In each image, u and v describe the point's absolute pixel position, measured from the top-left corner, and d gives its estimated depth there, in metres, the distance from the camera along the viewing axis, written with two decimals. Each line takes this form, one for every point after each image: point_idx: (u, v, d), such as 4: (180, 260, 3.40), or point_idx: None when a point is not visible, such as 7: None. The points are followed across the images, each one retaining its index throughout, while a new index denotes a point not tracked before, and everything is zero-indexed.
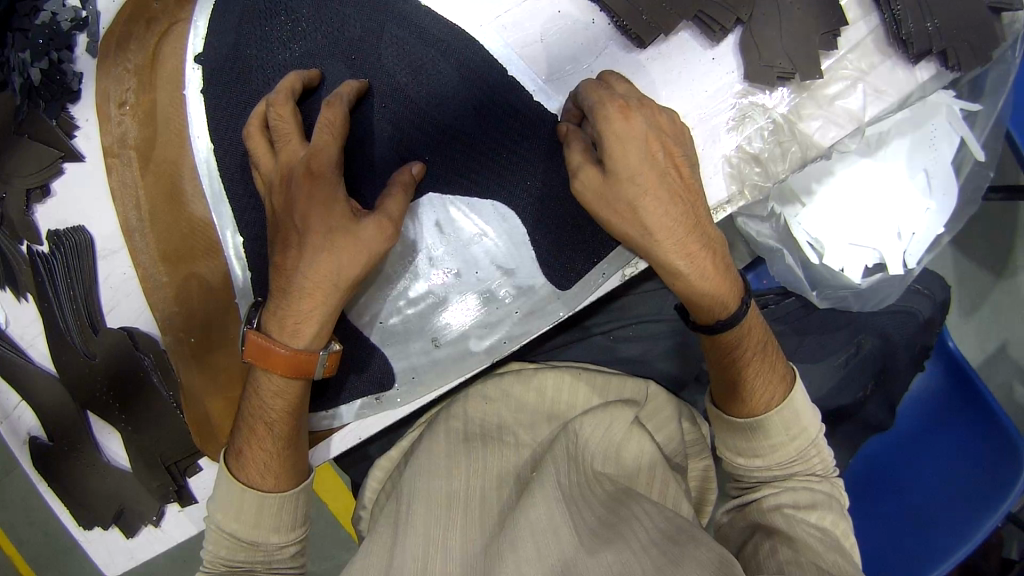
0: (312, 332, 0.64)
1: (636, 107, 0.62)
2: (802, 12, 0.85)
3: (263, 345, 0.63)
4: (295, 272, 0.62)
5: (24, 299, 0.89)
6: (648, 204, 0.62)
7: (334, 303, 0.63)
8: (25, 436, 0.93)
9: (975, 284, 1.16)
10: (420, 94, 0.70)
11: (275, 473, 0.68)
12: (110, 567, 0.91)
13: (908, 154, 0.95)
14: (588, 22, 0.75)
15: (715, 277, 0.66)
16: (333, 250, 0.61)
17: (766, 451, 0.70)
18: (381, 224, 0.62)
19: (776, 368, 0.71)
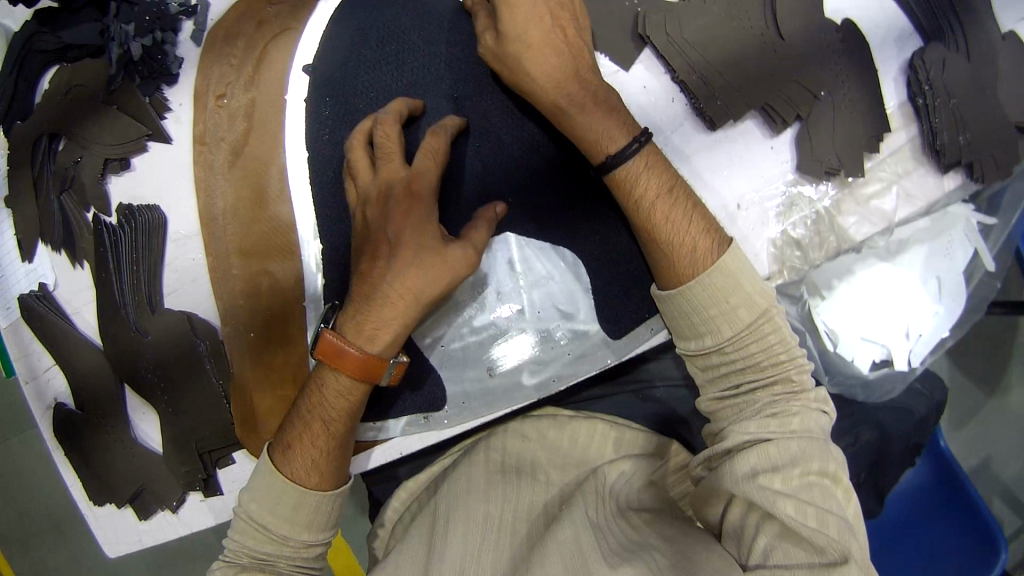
0: (386, 340, 0.68)
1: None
2: (854, 114, 0.93)
3: (336, 344, 0.67)
4: (382, 282, 0.67)
5: (79, 266, 0.90)
6: (531, 30, 0.65)
7: (412, 315, 0.67)
8: (51, 402, 0.93)
9: (971, 383, 1.23)
10: (511, 139, 0.75)
11: (320, 471, 0.70)
12: (110, 546, 0.90)
13: (924, 261, 1.01)
14: (668, 100, 0.85)
15: (615, 116, 0.69)
16: (421, 266, 0.66)
17: (712, 329, 0.66)
18: (467, 251, 0.68)
19: (709, 229, 0.68)
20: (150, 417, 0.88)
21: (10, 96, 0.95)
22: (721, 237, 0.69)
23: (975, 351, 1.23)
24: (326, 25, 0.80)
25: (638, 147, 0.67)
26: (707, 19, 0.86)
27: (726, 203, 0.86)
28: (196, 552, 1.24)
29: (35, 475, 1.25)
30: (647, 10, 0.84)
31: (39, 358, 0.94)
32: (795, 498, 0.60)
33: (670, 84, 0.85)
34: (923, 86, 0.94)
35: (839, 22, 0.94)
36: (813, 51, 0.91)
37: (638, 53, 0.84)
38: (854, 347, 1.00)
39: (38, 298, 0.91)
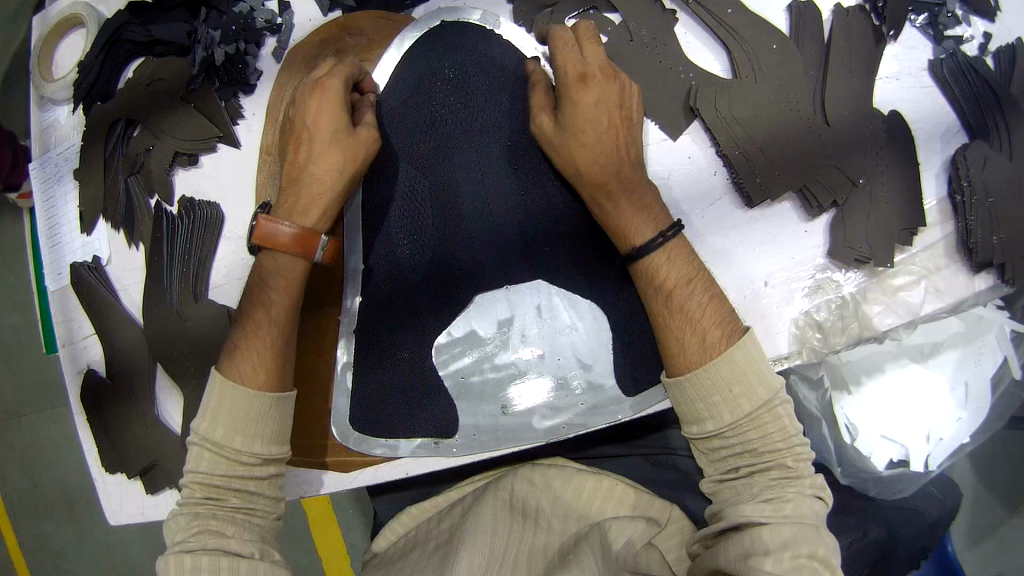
0: (316, 216, 0.73)
1: (591, 76, 0.71)
2: (889, 204, 0.95)
3: (273, 224, 0.71)
4: (304, 167, 0.73)
5: (135, 246, 0.96)
6: (589, 133, 0.71)
7: (332, 196, 0.74)
8: (84, 367, 0.99)
9: (985, 491, 1.21)
10: (556, 195, 0.79)
11: (266, 367, 0.71)
12: (114, 515, 0.94)
13: (954, 368, 1.03)
14: (711, 173, 0.88)
15: (647, 211, 0.73)
16: (331, 144, 0.73)
17: (714, 414, 0.68)
18: (371, 130, 0.75)
19: (723, 319, 0.70)
20: (176, 398, 0.93)
21: (93, 77, 0.99)
22: (737, 329, 0.70)
23: (993, 460, 1.21)
24: (396, 60, 0.84)
25: (662, 239, 0.71)
26: (757, 98, 0.90)
27: (755, 279, 0.88)
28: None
29: (51, 432, 1.30)
30: (699, 84, 0.87)
31: (80, 325, 0.99)
32: None
33: (713, 157, 0.88)
34: (963, 183, 0.96)
35: (886, 113, 0.97)
36: (854, 140, 0.95)
37: (687, 124, 0.87)
38: (874, 445, 1.02)
39: (89, 269, 0.97)
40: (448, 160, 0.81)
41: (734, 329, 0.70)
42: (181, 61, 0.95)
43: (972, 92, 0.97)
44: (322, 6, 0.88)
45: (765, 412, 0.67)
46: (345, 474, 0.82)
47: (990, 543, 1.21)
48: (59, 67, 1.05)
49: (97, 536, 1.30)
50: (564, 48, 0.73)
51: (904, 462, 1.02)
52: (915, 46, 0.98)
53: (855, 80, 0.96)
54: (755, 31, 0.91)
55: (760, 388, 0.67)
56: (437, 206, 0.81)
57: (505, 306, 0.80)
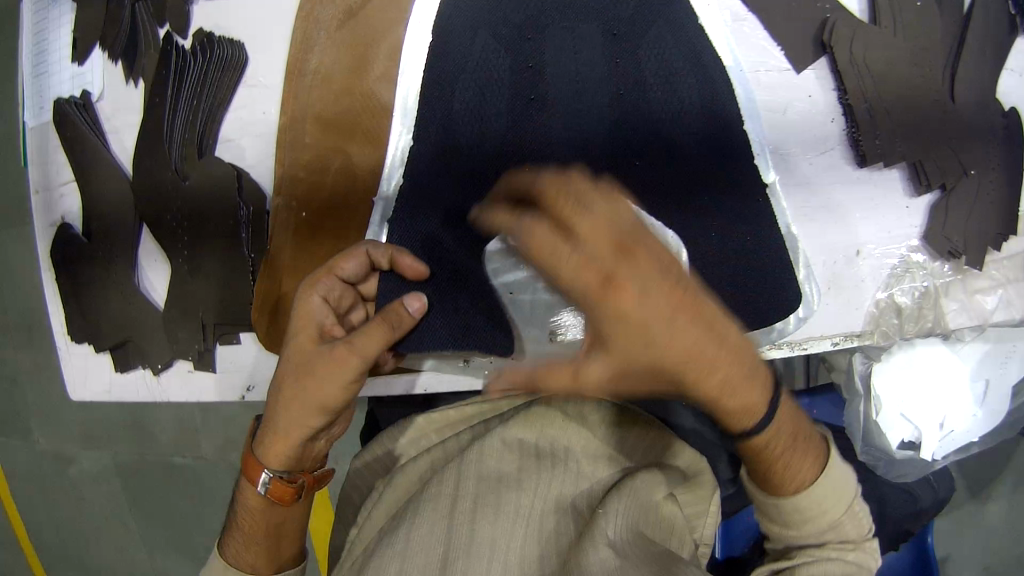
0: (268, 450, 0.59)
1: (610, 271, 0.43)
2: (995, 200, 0.83)
3: (245, 448, 0.61)
4: (269, 391, 0.60)
5: (133, 85, 0.81)
6: (639, 259, 0.43)
7: (289, 430, 0.57)
8: (57, 220, 0.85)
9: (1000, 529, 1.14)
10: (658, 103, 0.68)
11: (244, 571, 0.61)
12: (75, 390, 0.82)
13: (981, 359, 0.91)
14: (827, 120, 0.75)
15: (754, 394, 0.49)
16: (290, 370, 0.57)
17: (803, 515, 0.56)
18: (339, 354, 0.54)
19: (809, 443, 0.57)
20: (161, 264, 0.78)
21: None
22: (819, 450, 0.58)
23: (1017, 502, 1.13)
24: None
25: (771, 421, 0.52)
26: (881, 50, 0.80)
27: (848, 245, 0.76)
28: (155, 416, 1.20)
29: (27, 293, 1.20)
30: (837, 19, 0.73)
31: (59, 171, 0.86)
32: None
33: (834, 103, 0.75)
34: None
35: (1005, 108, 0.83)
36: (981, 122, 0.82)
37: (814, 59, 0.74)
38: (890, 423, 0.91)
39: (78, 106, 0.83)
40: (542, 39, 0.67)
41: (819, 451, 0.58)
42: None
43: None
44: None
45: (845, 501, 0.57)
46: None
47: None
48: None
49: (61, 403, 1.24)
50: (532, 224, 0.46)
51: (914, 446, 0.92)
52: None
53: (997, 52, 0.82)
54: None
55: (848, 485, 0.58)
56: (518, 85, 0.67)
57: None
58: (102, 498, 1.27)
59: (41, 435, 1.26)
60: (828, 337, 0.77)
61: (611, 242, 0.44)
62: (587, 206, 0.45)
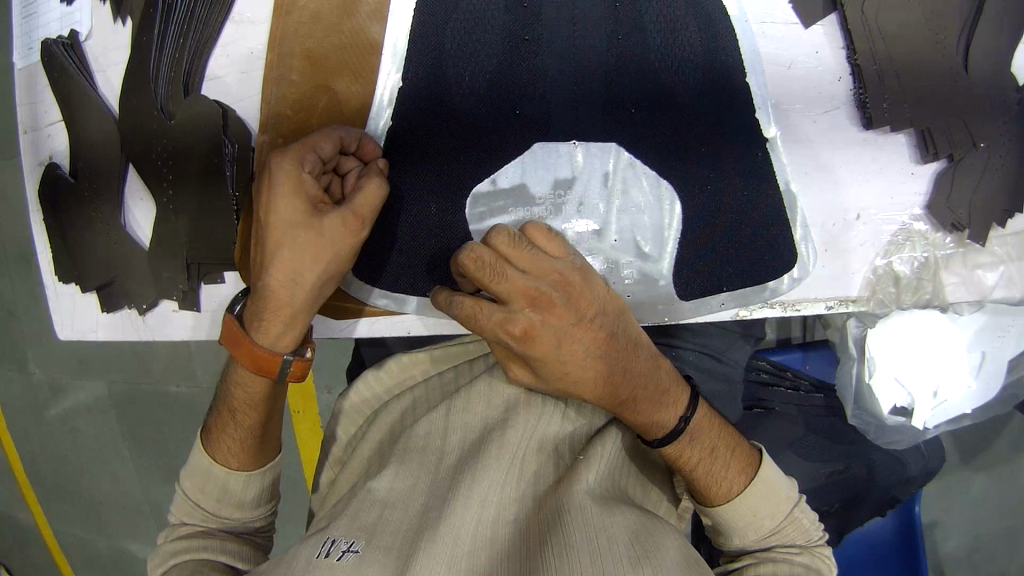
0: (279, 330, 0.59)
1: (536, 326, 0.55)
2: (1006, 172, 0.80)
3: (237, 330, 0.60)
4: (260, 274, 0.57)
5: (121, 22, 0.80)
6: (558, 312, 0.55)
7: (300, 307, 0.58)
8: (45, 159, 0.84)
9: (986, 513, 1.13)
10: (655, 48, 0.65)
11: (236, 453, 0.64)
12: (61, 329, 0.82)
13: (978, 331, 0.89)
14: (834, 78, 0.72)
15: (666, 394, 0.61)
16: (295, 246, 0.55)
17: (750, 525, 0.63)
18: (347, 220, 0.56)
19: (737, 453, 0.64)
20: (146, 204, 0.77)
21: None
22: (748, 463, 0.64)
23: (1004, 486, 1.12)
24: None
25: (686, 423, 0.62)
26: (893, 11, 0.77)
27: (846, 208, 0.74)
28: (153, 368, 1.21)
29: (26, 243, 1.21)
30: None
31: (48, 109, 0.84)
32: None
33: (842, 62, 0.72)
34: None
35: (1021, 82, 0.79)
36: (995, 90, 0.79)
37: (823, 15, 0.71)
38: (881, 387, 0.90)
39: (65, 46, 0.82)
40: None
41: (749, 460, 0.64)
42: None
43: None
44: None
45: (789, 513, 0.63)
46: (333, 320, 0.69)
47: (977, 565, 1.14)
48: None
49: (58, 347, 1.27)
50: (479, 267, 0.54)
51: (907, 412, 0.91)
52: None
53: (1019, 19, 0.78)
54: None
55: (791, 498, 0.64)
56: (507, 25, 0.64)
57: (568, 164, 0.64)
58: (96, 443, 1.30)
59: (36, 379, 1.29)
60: (822, 300, 0.74)
61: (532, 288, 0.54)
62: (527, 252, 0.55)
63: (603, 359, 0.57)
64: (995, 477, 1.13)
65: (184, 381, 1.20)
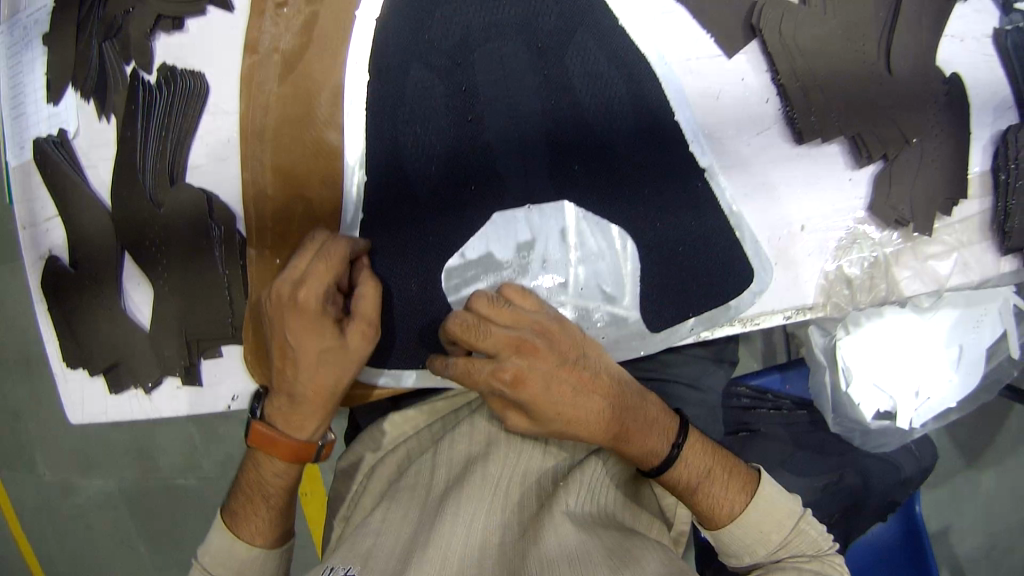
0: (316, 425, 0.70)
1: (524, 372, 0.60)
2: (936, 167, 0.87)
3: (274, 433, 0.69)
4: (295, 387, 0.67)
5: (105, 120, 0.86)
6: (541, 356, 0.60)
7: (332, 405, 0.69)
8: (45, 253, 0.90)
9: (979, 482, 1.17)
10: (590, 104, 0.72)
11: (262, 531, 0.70)
12: (73, 412, 0.87)
13: (951, 326, 0.94)
14: (764, 100, 0.78)
15: (656, 423, 0.66)
16: (326, 363, 0.66)
17: (759, 542, 0.67)
18: (363, 331, 0.67)
19: (733, 472, 0.69)
20: (143, 289, 0.83)
21: None
22: (748, 481, 0.69)
23: (992, 454, 1.17)
24: None
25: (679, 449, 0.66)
26: (818, 32, 0.83)
27: (792, 222, 0.80)
28: (162, 433, 1.25)
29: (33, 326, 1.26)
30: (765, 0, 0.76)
31: (44, 206, 0.90)
32: None
33: (768, 83, 0.77)
34: (1011, 159, 0.86)
35: (947, 75, 0.87)
36: (918, 90, 0.85)
37: (745, 43, 0.76)
38: (861, 394, 0.93)
39: (55, 144, 0.89)
40: (472, 62, 0.72)
41: (747, 478, 0.69)
42: None
43: None
44: None
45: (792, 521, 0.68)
46: None
47: (978, 535, 1.18)
48: None
49: (64, 424, 1.30)
50: (464, 332, 0.59)
51: (890, 415, 0.95)
52: (985, 7, 0.88)
53: (924, 29, 0.86)
54: None
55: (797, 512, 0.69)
56: (453, 99, 0.71)
57: (527, 227, 0.72)
58: (109, 514, 1.32)
59: (41, 459, 1.31)
60: (779, 311, 0.79)
61: (512, 342, 0.59)
62: (505, 309, 0.61)
63: (591, 395, 0.62)
64: (981, 447, 1.18)
65: (192, 443, 1.24)
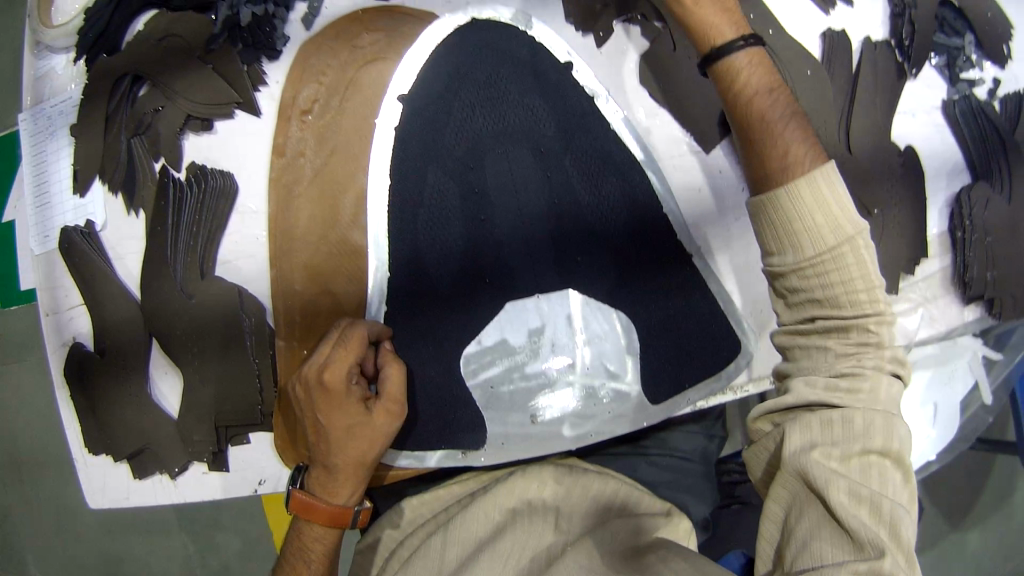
0: (351, 492, 0.74)
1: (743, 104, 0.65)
2: (896, 235, 0.97)
3: (309, 507, 0.72)
4: (328, 461, 0.72)
5: (133, 214, 0.91)
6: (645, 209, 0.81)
7: (365, 474, 0.74)
8: (69, 340, 0.93)
9: (961, 515, 1.25)
10: (587, 202, 0.82)
11: None
12: (95, 498, 0.89)
13: (926, 385, 1.04)
14: (739, 188, 0.85)
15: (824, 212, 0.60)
16: (356, 437, 0.72)
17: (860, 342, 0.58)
18: (388, 407, 0.73)
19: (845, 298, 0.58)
20: (170, 377, 0.87)
21: (102, 26, 0.94)
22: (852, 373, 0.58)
23: (970, 487, 1.25)
24: (427, 57, 0.83)
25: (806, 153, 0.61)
26: None
27: None
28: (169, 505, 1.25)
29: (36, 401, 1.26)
30: None
31: (68, 294, 0.94)
32: (850, 480, 0.54)
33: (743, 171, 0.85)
34: (964, 221, 0.98)
35: (902, 148, 0.98)
36: (878, 165, 0.96)
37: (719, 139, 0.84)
38: None
39: (82, 235, 0.92)
40: (481, 169, 0.82)
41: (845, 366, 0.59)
42: (201, 19, 0.90)
43: (981, 133, 0.99)
44: None
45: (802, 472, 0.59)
46: None
47: (963, 566, 1.25)
48: (58, 12, 1.00)
49: (58, 502, 1.26)
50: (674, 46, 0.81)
51: None
52: (931, 86, 1.01)
53: (876, 113, 0.97)
54: (792, 57, 0.95)
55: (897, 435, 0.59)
56: (466, 202, 0.82)
57: (536, 316, 0.83)
58: None
59: (35, 538, 1.27)
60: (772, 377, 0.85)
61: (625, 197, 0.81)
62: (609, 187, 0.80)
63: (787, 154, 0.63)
64: (962, 481, 1.25)
65: (199, 514, 1.23)
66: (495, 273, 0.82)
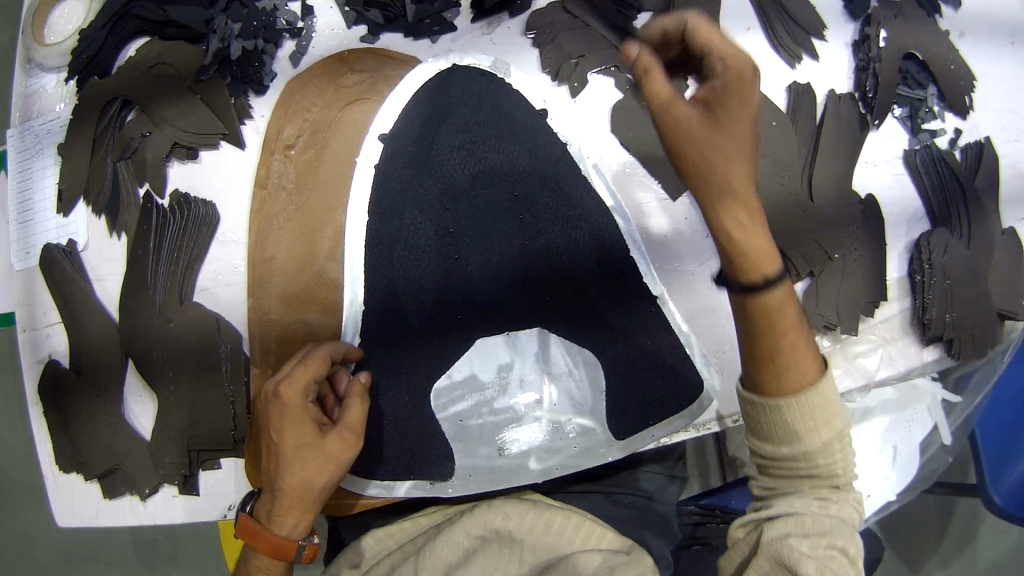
0: (296, 522, 0.71)
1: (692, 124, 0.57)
2: (857, 279, 1.01)
3: (254, 528, 0.71)
4: (275, 483, 0.70)
5: (116, 236, 0.93)
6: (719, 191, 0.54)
7: (313, 501, 0.71)
8: (45, 357, 0.94)
9: (916, 548, 1.29)
10: (557, 245, 0.85)
11: None
12: (63, 515, 0.90)
13: (885, 430, 1.09)
14: (703, 235, 0.88)
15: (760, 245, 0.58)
16: (306, 462, 0.70)
17: (819, 450, 0.59)
18: (343, 434, 0.71)
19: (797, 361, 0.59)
20: (144, 399, 0.89)
21: (94, 51, 0.97)
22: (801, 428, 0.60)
23: (928, 520, 1.29)
24: (408, 100, 0.87)
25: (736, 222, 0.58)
26: None
27: None
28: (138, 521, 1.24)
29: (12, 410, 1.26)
30: None
31: (47, 312, 0.95)
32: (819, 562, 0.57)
33: None
34: (923, 265, 1.02)
35: (863, 196, 1.03)
36: (839, 212, 1.01)
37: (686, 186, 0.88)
38: None
39: (64, 255, 0.94)
40: (457, 209, 0.86)
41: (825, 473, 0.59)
42: (192, 50, 0.93)
43: (942, 181, 1.04)
44: (348, 20, 0.91)
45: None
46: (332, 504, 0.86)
47: None
48: (51, 32, 1.02)
49: (28, 513, 1.26)
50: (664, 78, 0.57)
51: None
52: (894, 136, 1.06)
53: (839, 162, 1.02)
54: (758, 109, 0.99)
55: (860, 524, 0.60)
56: (442, 242, 0.85)
57: (507, 352, 0.86)
58: None
59: (3, 553, 1.26)
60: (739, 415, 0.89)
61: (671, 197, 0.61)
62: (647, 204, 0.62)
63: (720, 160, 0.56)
64: (919, 514, 1.30)
65: (169, 530, 1.23)
66: (468, 310, 0.85)
